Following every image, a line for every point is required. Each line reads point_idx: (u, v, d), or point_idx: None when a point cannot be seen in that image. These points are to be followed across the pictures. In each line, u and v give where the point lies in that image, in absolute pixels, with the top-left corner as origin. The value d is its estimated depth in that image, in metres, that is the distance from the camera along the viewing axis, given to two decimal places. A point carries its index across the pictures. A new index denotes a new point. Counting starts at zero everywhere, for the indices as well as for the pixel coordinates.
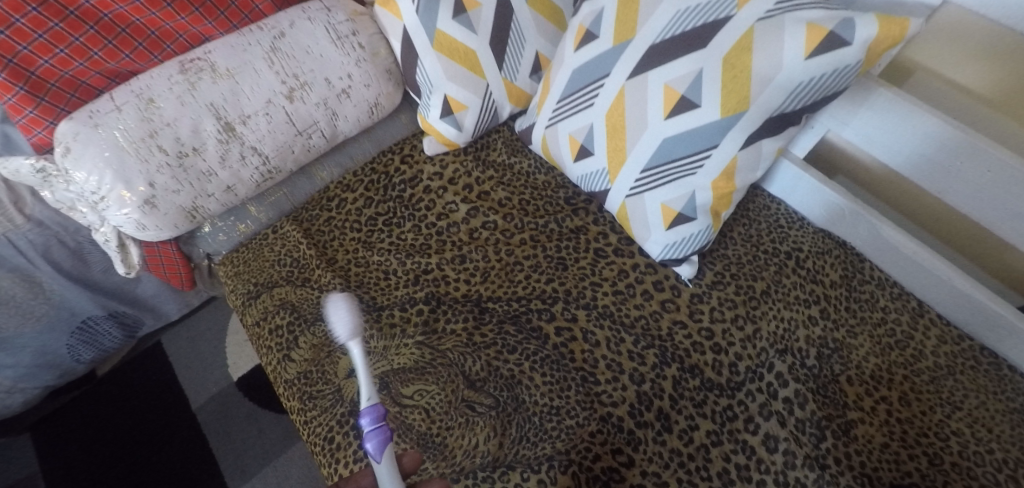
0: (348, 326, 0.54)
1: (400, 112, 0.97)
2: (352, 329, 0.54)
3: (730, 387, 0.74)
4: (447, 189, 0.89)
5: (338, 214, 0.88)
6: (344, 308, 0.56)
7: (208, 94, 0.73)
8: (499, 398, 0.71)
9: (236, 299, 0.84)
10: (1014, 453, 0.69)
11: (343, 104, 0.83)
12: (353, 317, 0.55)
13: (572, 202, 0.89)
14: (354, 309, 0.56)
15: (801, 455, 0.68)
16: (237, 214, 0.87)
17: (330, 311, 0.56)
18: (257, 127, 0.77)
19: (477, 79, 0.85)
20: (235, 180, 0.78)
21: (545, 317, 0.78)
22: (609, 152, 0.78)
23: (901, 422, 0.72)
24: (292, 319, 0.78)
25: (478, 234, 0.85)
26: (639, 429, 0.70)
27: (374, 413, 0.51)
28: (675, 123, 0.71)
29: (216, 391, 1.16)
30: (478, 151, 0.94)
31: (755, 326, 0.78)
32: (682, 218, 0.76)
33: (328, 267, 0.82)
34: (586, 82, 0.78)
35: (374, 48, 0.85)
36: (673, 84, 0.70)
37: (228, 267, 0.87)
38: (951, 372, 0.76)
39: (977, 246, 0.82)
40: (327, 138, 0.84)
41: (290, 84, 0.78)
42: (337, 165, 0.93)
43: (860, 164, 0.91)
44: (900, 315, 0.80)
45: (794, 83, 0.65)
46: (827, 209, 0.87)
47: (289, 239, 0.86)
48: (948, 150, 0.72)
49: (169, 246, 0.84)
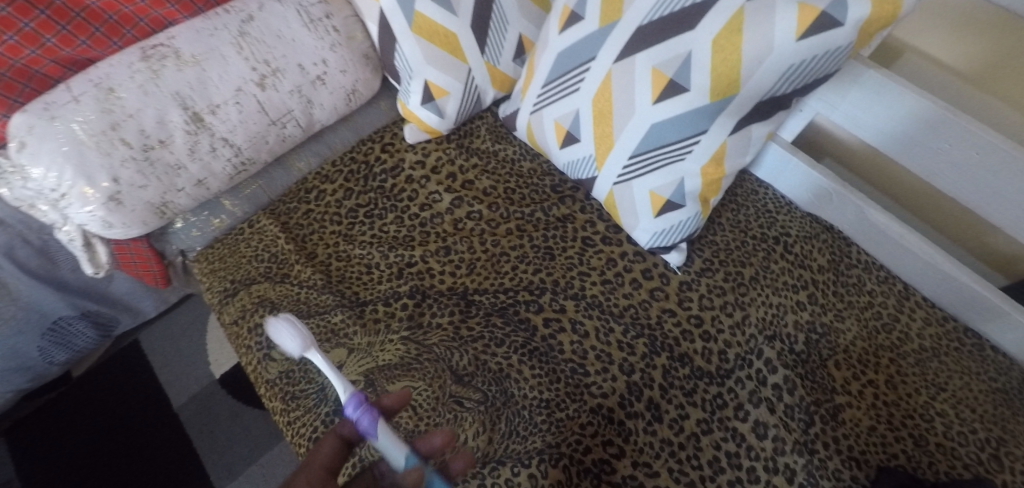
0: (299, 339, 0.55)
1: (378, 99, 0.94)
2: (305, 340, 0.55)
3: (720, 375, 0.73)
4: (430, 179, 0.86)
5: (316, 207, 0.85)
6: (287, 324, 0.56)
7: (172, 82, 0.69)
8: (488, 392, 0.70)
9: (213, 298, 0.81)
10: (996, 432, 0.70)
11: (318, 91, 0.79)
12: (301, 330, 0.56)
13: (558, 189, 0.87)
14: (296, 323, 0.57)
15: (791, 441, 0.68)
16: (211, 208, 0.83)
17: (276, 334, 0.56)
18: (227, 117, 0.73)
19: (458, 63, 0.82)
20: (206, 173, 0.75)
21: (533, 308, 0.76)
22: (596, 138, 0.76)
23: (887, 405, 0.72)
24: (271, 317, 0.76)
25: (463, 225, 0.83)
26: (630, 420, 0.70)
27: (355, 399, 0.51)
28: (663, 108, 0.69)
29: (198, 389, 1.14)
30: (461, 138, 0.91)
31: (743, 313, 0.77)
32: (671, 206, 0.75)
33: (309, 262, 0.80)
34: (571, 65, 0.76)
35: (350, 31, 0.82)
36: (661, 68, 0.68)
37: (204, 264, 0.83)
38: (936, 354, 0.76)
39: (961, 227, 0.83)
40: (303, 127, 0.81)
41: (261, 71, 0.74)
42: (315, 154, 0.90)
43: (848, 146, 0.90)
44: (887, 298, 0.81)
45: (785, 66, 0.63)
46: (814, 193, 0.87)
47: (266, 233, 0.83)
48: (936, 133, 0.71)
49: (140, 243, 0.81)
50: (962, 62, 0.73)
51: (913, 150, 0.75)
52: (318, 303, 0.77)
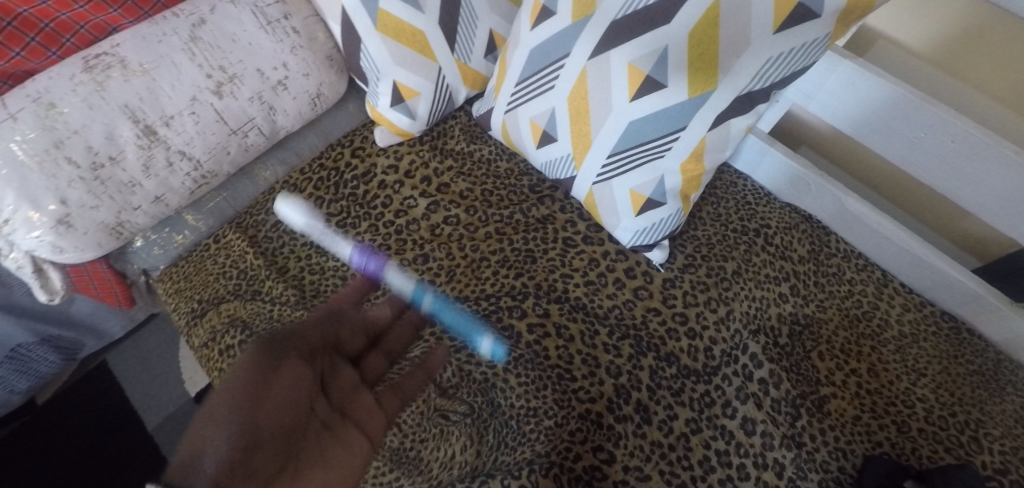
0: (307, 213, 0.79)
1: (346, 101, 0.90)
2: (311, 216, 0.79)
3: (706, 372, 0.73)
4: (404, 183, 0.83)
5: (286, 218, 0.81)
6: (296, 203, 0.79)
7: (120, 94, 0.64)
8: (473, 404, 0.68)
9: (181, 319, 0.78)
10: (975, 414, 0.71)
11: (280, 96, 0.75)
12: (306, 209, 0.79)
13: (537, 190, 0.85)
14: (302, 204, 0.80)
15: (779, 436, 0.68)
16: (173, 224, 0.80)
17: (287, 211, 0.79)
18: (183, 128, 0.69)
19: (428, 62, 0.79)
20: (164, 189, 0.70)
21: (517, 314, 0.74)
22: (574, 138, 0.74)
23: (870, 394, 0.73)
24: (243, 337, 0.72)
25: (440, 231, 0.80)
26: (619, 424, 0.69)
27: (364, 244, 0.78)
28: (641, 105, 0.67)
29: (173, 409, 1.10)
30: (434, 140, 0.88)
31: (727, 308, 0.77)
32: (652, 204, 0.73)
33: (280, 277, 0.77)
34: (545, 63, 0.73)
35: (311, 32, 0.78)
36: (637, 63, 0.65)
37: (168, 284, 0.80)
38: (916, 339, 0.77)
39: (935, 212, 0.83)
40: (267, 135, 0.77)
41: (217, 78, 0.70)
42: (281, 162, 0.86)
43: (823, 134, 0.90)
44: (866, 286, 0.81)
45: (765, 59, 0.62)
46: (792, 183, 0.86)
47: (233, 249, 0.80)
48: (911, 121, 0.71)
49: (98, 264, 0.75)
50: (935, 50, 0.73)
51: (888, 139, 0.75)
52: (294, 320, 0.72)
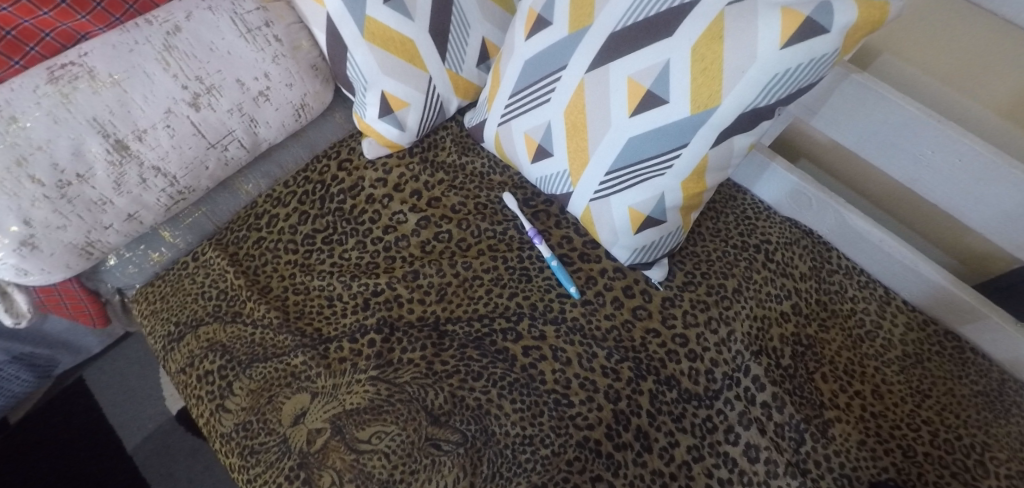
0: (516, 208, 0.80)
1: (332, 110, 0.86)
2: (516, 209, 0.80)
3: (708, 396, 0.70)
4: (393, 197, 0.80)
5: (269, 235, 0.77)
6: (512, 199, 0.80)
7: (88, 106, 0.60)
8: (467, 432, 0.65)
9: (156, 343, 0.74)
10: (981, 437, 0.69)
11: (261, 108, 0.72)
12: (516, 207, 0.80)
13: (531, 204, 0.82)
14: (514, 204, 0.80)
15: (783, 463, 0.66)
16: (148, 241, 0.75)
17: (507, 201, 0.80)
18: (157, 142, 0.65)
19: (418, 72, 0.76)
20: (137, 206, 0.67)
21: (511, 337, 0.71)
22: (570, 153, 0.71)
23: (875, 417, 0.71)
24: (223, 363, 0.70)
25: (431, 247, 0.77)
26: (618, 452, 0.66)
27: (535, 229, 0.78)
28: (641, 121, 0.63)
29: (154, 428, 1.05)
30: (425, 151, 0.84)
31: (728, 329, 0.74)
32: (651, 222, 0.70)
33: (262, 298, 0.73)
34: (541, 74, 0.70)
35: (294, 40, 0.74)
36: (637, 77, 0.62)
37: (143, 304, 0.76)
38: (919, 360, 0.75)
39: (937, 229, 0.81)
40: (248, 148, 0.74)
41: (194, 90, 0.66)
42: (264, 175, 0.82)
43: (824, 146, 0.87)
44: (868, 304, 0.79)
45: (768, 76, 0.56)
46: (792, 197, 0.84)
47: (212, 267, 0.76)
48: (917, 137, 0.68)
49: (69, 284, 0.71)
50: (928, 59, 0.69)
51: (892, 154, 0.72)
52: (277, 344, 0.70)
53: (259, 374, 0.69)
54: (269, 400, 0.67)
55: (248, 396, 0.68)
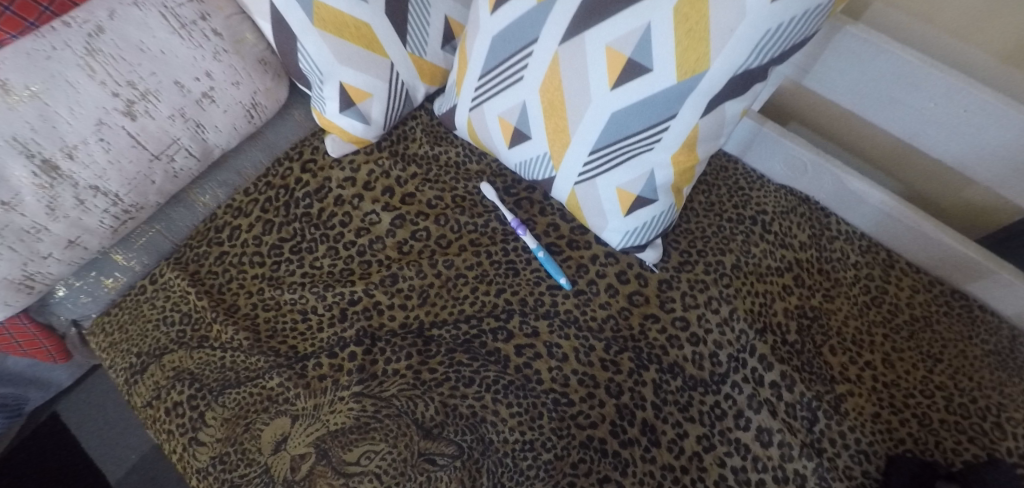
0: (496, 198, 0.74)
1: (290, 108, 0.80)
2: (497, 201, 0.75)
3: (714, 382, 0.66)
4: (363, 197, 0.74)
5: (232, 248, 0.71)
6: (491, 189, 0.75)
7: (5, 125, 0.53)
8: (462, 444, 0.61)
9: (119, 377, 0.69)
10: (996, 398, 0.66)
11: (207, 111, 0.65)
12: (497, 198, 0.74)
13: (512, 192, 0.77)
14: (494, 193, 0.75)
15: (798, 445, 0.63)
16: (99, 266, 0.69)
17: (485, 192, 0.75)
18: (91, 158, 0.59)
19: (378, 58, 0.69)
20: (78, 231, 0.61)
21: (501, 336, 0.67)
22: (549, 134, 0.65)
23: (887, 387, 0.68)
24: (193, 392, 0.64)
25: (408, 248, 0.72)
26: (625, 450, 0.62)
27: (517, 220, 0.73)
28: (623, 93, 0.58)
29: (137, 459, 0.99)
30: (394, 144, 0.78)
31: (730, 307, 0.70)
32: (641, 202, 0.65)
33: (229, 319, 0.67)
34: (511, 50, 0.64)
35: (236, 33, 0.67)
36: (616, 45, 0.56)
37: (100, 337, 0.71)
38: (929, 323, 0.72)
39: (937, 184, 0.77)
40: (198, 156, 0.67)
41: (127, 96, 0.59)
42: (221, 184, 0.75)
43: (815, 105, 0.82)
44: (872, 269, 0.76)
45: (759, 34, 0.50)
46: (787, 164, 0.80)
47: (172, 289, 0.70)
48: (917, 90, 0.64)
49: (18, 320, 0.66)
50: (922, 3, 0.65)
51: (891, 109, 0.68)
52: (250, 366, 0.65)
53: (232, 401, 0.64)
54: (246, 428, 0.62)
55: (222, 426, 0.63)
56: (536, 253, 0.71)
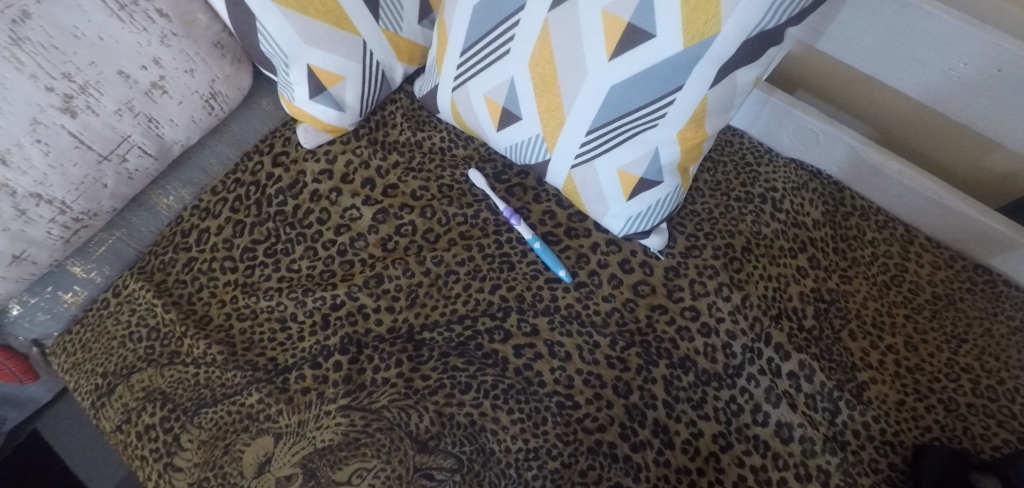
0: (487, 186, 0.69)
1: (257, 96, 0.73)
2: (489, 189, 0.69)
3: (728, 375, 0.62)
4: (341, 191, 0.68)
5: (200, 254, 0.66)
6: (481, 175, 0.69)
7: None
8: (461, 456, 0.56)
9: (85, 400, 0.63)
10: None
11: (159, 103, 0.60)
12: (488, 186, 0.69)
13: (503, 178, 0.71)
14: (485, 180, 0.69)
15: (821, 439, 0.58)
16: (56, 281, 0.64)
17: (474, 181, 0.69)
18: (28, 163, 0.53)
19: (348, 36, 0.62)
20: (22, 244, 0.56)
21: (498, 337, 0.62)
22: (542, 113, 0.59)
23: (911, 372, 0.63)
24: (166, 414, 0.59)
25: (393, 245, 0.66)
26: (637, 453, 0.58)
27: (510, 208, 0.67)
28: (623, 64, 0.52)
29: (125, 474, 0.94)
30: (374, 131, 0.72)
31: (742, 294, 0.65)
32: (645, 185, 0.60)
33: (201, 332, 0.62)
34: (496, 20, 0.58)
35: (186, 13, 0.60)
36: (613, 9, 0.50)
37: (62, 357, 0.65)
38: (951, 301, 0.67)
39: (956, 151, 0.72)
40: (154, 154, 0.62)
41: (64, 91, 0.53)
42: (186, 183, 0.69)
43: (824, 72, 0.76)
44: (890, 246, 0.71)
45: None
46: (797, 137, 0.75)
47: (138, 301, 0.64)
48: (943, 47, 0.58)
49: None
50: None
51: (914, 70, 0.62)
52: (226, 383, 0.60)
53: (209, 421, 0.59)
54: (225, 450, 0.57)
55: (200, 449, 0.58)
56: (532, 244, 0.66)
